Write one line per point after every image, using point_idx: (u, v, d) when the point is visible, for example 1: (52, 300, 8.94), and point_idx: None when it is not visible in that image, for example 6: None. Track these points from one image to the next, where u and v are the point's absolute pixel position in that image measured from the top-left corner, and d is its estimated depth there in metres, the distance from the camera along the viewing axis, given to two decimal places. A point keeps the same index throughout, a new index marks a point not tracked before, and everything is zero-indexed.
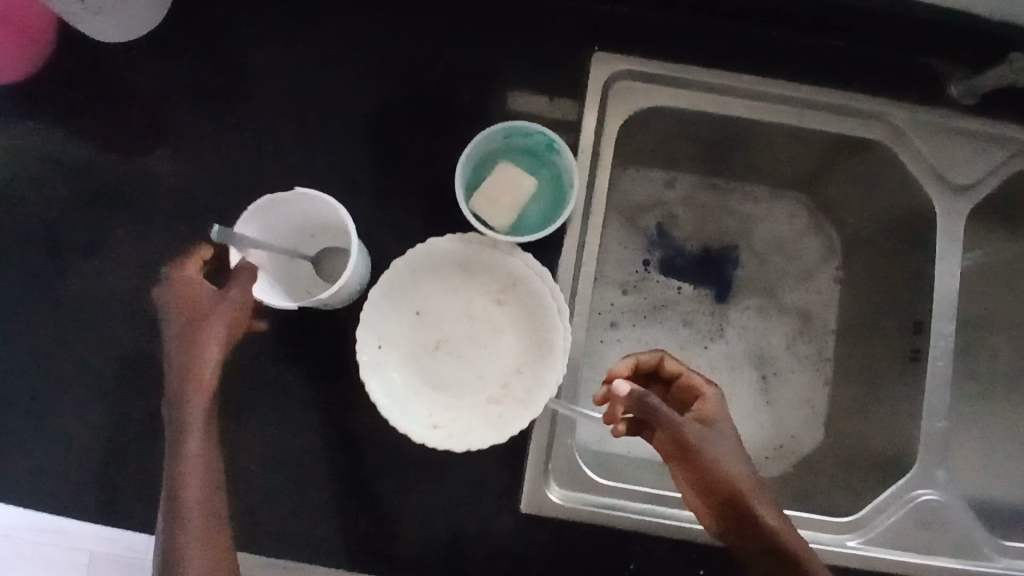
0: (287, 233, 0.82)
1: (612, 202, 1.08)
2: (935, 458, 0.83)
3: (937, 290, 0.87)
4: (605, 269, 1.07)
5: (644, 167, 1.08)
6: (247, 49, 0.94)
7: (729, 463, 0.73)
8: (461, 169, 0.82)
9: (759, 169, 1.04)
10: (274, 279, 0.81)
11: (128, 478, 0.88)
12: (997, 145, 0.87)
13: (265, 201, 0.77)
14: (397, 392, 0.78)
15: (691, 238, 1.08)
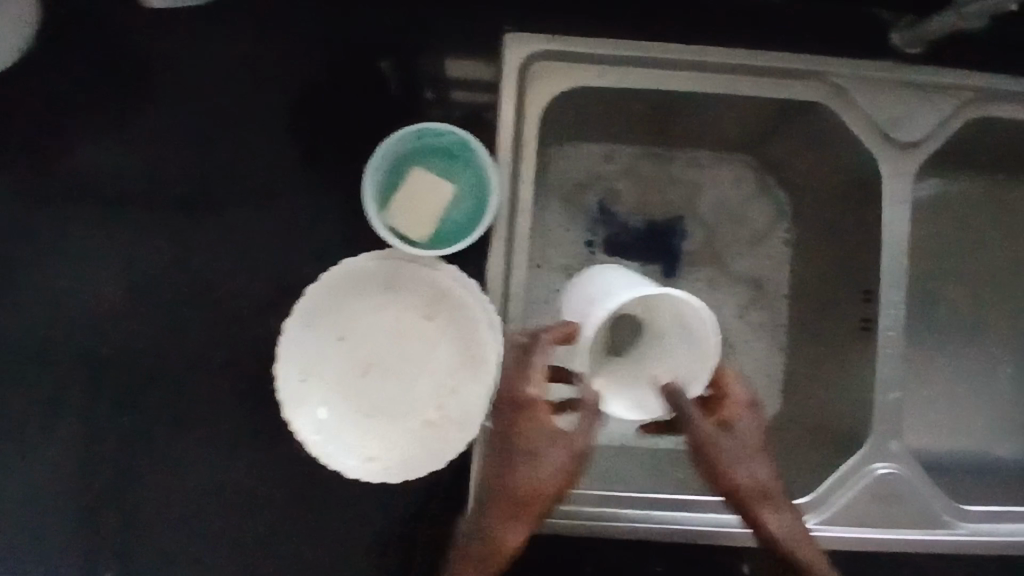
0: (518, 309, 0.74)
1: (548, 181, 1.03)
2: (889, 430, 0.81)
3: (887, 255, 0.82)
4: (546, 256, 1.02)
5: (581, 142, 1.02)
6: (177, 76, 0.98)
7: (749, 471, 0.69)
8: (369, 181, 0.75)
9: (699, 135, 0.98)
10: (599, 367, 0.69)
11: (118, 483, 0.98)
12: (947, 96, 0.81)
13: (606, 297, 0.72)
14: (328, 425, 0.75)
15: (635, 213, 1.04)
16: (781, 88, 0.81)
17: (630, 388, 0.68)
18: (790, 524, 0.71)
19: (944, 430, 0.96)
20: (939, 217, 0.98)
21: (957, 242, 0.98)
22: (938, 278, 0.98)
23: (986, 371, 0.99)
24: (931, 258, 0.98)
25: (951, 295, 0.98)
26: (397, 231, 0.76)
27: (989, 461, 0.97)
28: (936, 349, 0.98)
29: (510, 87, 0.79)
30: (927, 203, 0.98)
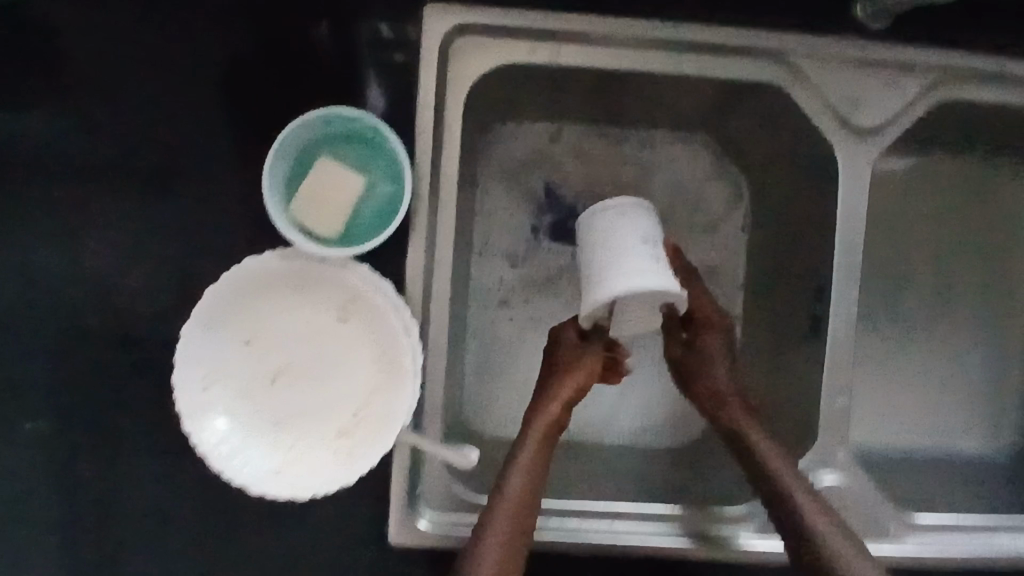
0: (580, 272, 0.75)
1: (489, 162, 0.95)
2: (835, 438, 0.77)
3: (840, 253, 0.76)
4: (490, 241, 0.97)
5: (525, 120, 0.94)
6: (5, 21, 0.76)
7: (716, 375, 0.80)
8: (269, 172, 0.67)
9: (651, 113, 0.90)
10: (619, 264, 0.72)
11: None
12: (911, 76, 0.74)
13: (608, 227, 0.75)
14: (234, 436, 0.70)
15: (584, 197, 0.96)
16: (733, 67, 0.73)
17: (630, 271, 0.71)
18: (801, 489, 0.73)
19: (905, 426, 0.92)
20: (909, 201, 0.91)
21: (921, 231, 0.92)
22: (906, 267, 0.92)
23: (955, 363, 0.93)
24: (899, 245, 0.92)
25: (919, 284, 0.92)
26: (301, 227, 0.69)
27: (954, 458, 0.92)
28: (900, 342, 0.92)
29: (430, 66, 0.72)
30: (897, 186, 0.91)
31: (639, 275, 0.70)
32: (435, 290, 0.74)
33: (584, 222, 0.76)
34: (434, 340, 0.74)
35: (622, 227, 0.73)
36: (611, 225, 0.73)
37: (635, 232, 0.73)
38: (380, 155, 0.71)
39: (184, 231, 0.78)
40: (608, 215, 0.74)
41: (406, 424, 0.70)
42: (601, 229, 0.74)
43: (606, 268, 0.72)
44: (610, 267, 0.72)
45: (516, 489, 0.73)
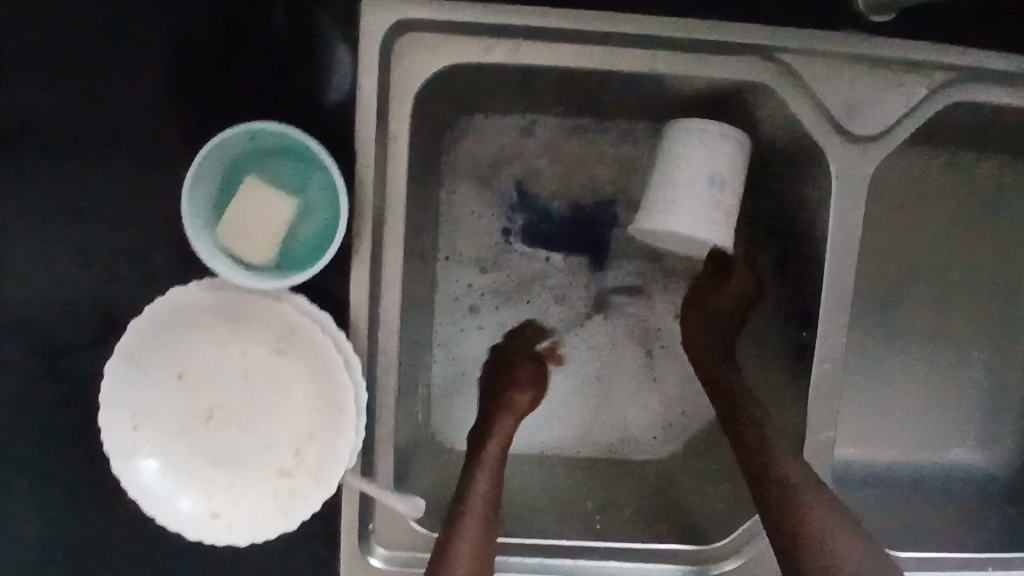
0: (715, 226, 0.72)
1: (457, 159, 0.87)
2: (820, 473, 0.70)
3: (834, 273, 0.68)
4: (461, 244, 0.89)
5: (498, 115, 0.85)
6: None
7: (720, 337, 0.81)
8: (189, 194, 0.60)
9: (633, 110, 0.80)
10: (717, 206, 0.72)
11: None
12: (915, 77, 0.66)
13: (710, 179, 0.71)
14: (167, 477, 0.66)
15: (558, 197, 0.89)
16: (716, 67, 0.65)
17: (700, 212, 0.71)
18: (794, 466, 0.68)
19: (891, 443, 0.86)
20: (911, 205, 0.84)
21: (921, 239, 0.84)
22: (903, 275, 0.85)
23: (949, 377, 0.87)
24: (896, 252, 0.85)
25: (916, 295, 0.86)
26: (230, 256, 0.62)
27: (943, 477, 0.86)
28: (891, 356, 0.86)
29: (371, 68, 0.63)
30: (897, 190, 0.83)
31: (695, 216, 0.70)
32: (381, 319, 0.68)
33: (675, 139, 0.71)
34: (383, 369, 0.68)
35: (720, 160, 0.70)
36: (703, 153, 0.70)
37: (704, 167, 0.70)
38: (314, 173, 0.65)
39: (108, 251, 0.71)
40: (708, 144, 0.70)
41: (351, 464, 0.65)
42: (694, 158, 0.70)
43: (684, 201, 0.70)
44: (684, 205, 0.70)
45: (493, 459, 0.72)
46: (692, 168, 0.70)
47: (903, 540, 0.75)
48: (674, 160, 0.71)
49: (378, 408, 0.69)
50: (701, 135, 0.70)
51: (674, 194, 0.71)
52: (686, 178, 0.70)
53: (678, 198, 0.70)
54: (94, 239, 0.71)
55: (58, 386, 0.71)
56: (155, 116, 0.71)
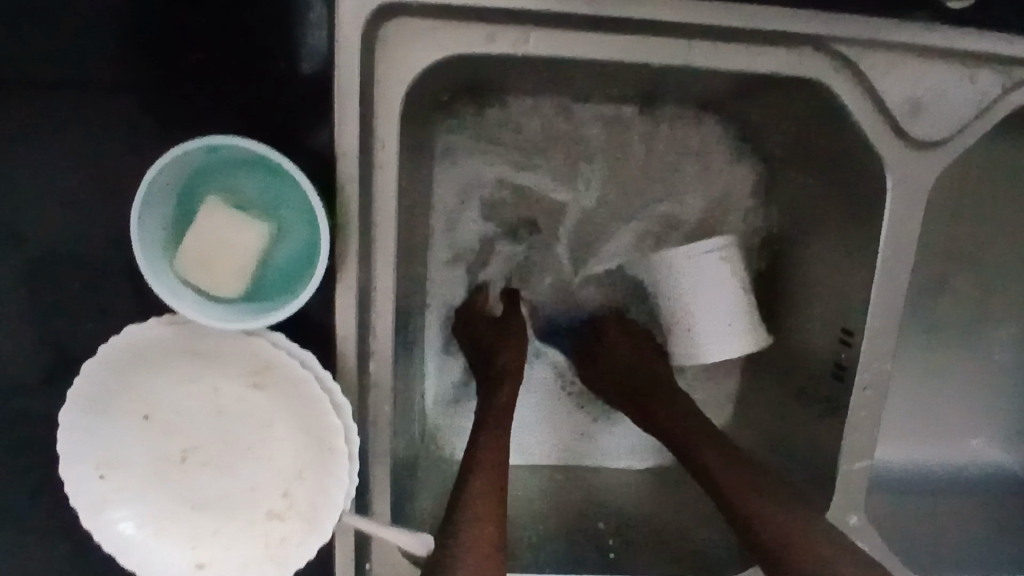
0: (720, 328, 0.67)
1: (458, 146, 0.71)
2: (854, 504, 0.64)
3: (882, 291, 0.60)
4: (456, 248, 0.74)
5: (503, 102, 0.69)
6: None
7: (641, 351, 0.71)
8: (137, 225, 0.51)
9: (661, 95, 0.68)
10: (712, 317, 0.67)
11: None
12: (989, 70, 0.57)
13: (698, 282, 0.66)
14: (144, 526, 0.60)
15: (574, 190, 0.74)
16: (755, 59, 0.56)
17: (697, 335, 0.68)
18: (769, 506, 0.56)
19: (916, 448, 0.81)
20: (959, 199, 0.75)
21: (969, 235, 0.77)
22: (943, 270, 0.78)
23: (983, 376, 0.81)
24: (937, 246, 0.77)
25: (957, 292, 0.78)
26: (194, 293, 0.53)
27: (972, 479, 0.81)
28: (924, 357, 0.80)
29: (353, 64, 0.52)
30: (946, 182, 0.75)
31: (731, 334, 0.67)
32: (375, 348, 0.60)
33: (671, 265, 0.67)
34: (376, 405, 0.61)
35: (723, 274, 0.66)
36: (710, 274, 0.66)
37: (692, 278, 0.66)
38: (288, 190, 0.56)
39: (55, 272, 0.62)
40: (710, 262, 0.65)
41: (347, 505, 0.58)
42: (699, 281, 0.66)
43: (709, 325, 0.67)
44: (714, 327, 0.67)
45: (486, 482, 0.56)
46: (701, 291, 0.66)
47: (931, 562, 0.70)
48: (684, 288, 0.67)
49: (372, 446, 0.62)
50: (700, 256, 0.66)
51: (698, 321, 0.67)
52: (701, 303, 0.66)
53: (705, 323, 0.67)
54: (35, 265, 0.62)
55: (12, 428, 0.64)
56: (94, 120, 0.60)
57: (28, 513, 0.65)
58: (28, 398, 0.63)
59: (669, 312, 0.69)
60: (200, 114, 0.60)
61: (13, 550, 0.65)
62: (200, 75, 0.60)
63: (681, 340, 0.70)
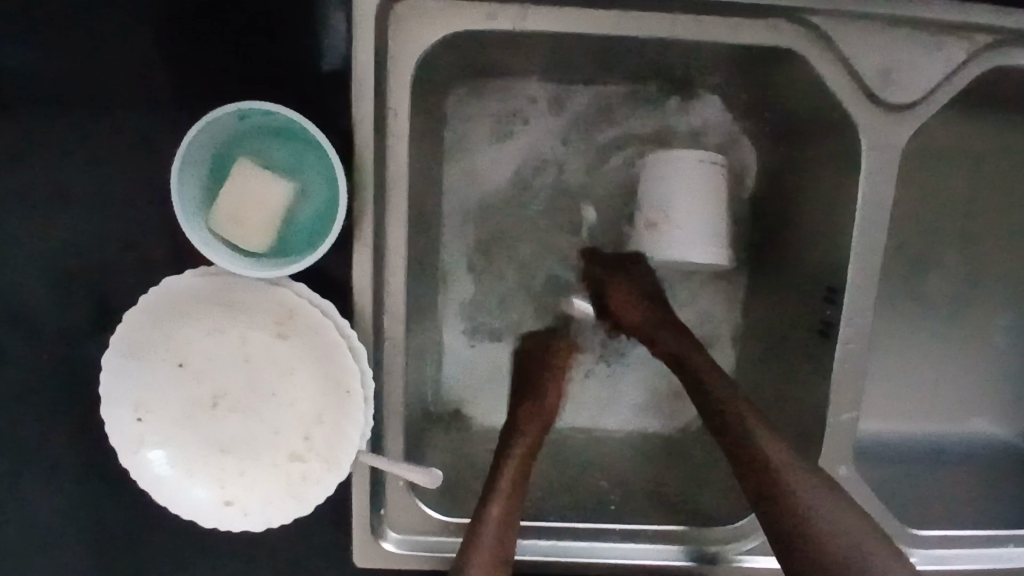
0: (700, 227, 0.68)
1: (466, 122, 0.76)
2: (841, 453, 0.68)
3: (862, 248, 0.64)
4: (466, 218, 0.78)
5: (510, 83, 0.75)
6: None
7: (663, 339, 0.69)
8: (177, 178, 0.57)
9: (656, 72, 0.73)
10: (696, 215, 0.68)
11: None
12: (956, 39, 0.62)
13: (693, 184, 0.68)
14: (177, 466, 0.64)
15: (576, 165, 0.79)
16: (738, 31, 0.61)
17: (676, 225, 0.68)
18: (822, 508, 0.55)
19: (910, 416, 0.84)
20: (944, 173, 0.79)
21: (954, 208, 0.80)
22: (932, 241, 0.81)
23: (972, 346, 0.83)
24: (924, 218, 0.80)
25: (944, 262, 0.82)
26: (225, 245, 0.59)
27: (962, 447, 0.84)
28: (914, 326, 0.82)
29: (370, 38, 0.58)
30: (931, 157, 0.78)
31: (703, 243, 0.68)
32: (388, 301, 0.65)
33: (669, 164, 0.69)
34: (389, 356, 0.66)
35: (709, 184, 0.68)
36: (700, 180, 0.68)
37: (689, 178, 0.68)
38: (310, 154, 0.62)
39: (97, 235, 0.68)
40: (703, 169, 0.68)
41: (363, 446, 0.63)
42: (690, 183, 0.68)
43: (687, 222, 0.68)
44: (692, 225, 0.68)
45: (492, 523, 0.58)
46: (687, 194, 0.68)
47: (922, 518, 0.73)
48: (672, 186, 0.69)
49: (385, 394, 0.67)
50: (698, 164, 0.68)
51: (680, 216, 0.68)
52: (687, 200, 0.68)
53: (684, 222, 0.68)
54: (82, 226, 0.68)
55: (57, 379, 0.70)
56: (136, 93, 0.66)
57: (70, 456, 0.71)
58: (74, 349, 0.69)
59: (649, 208, 0.70)
60: (230, 82, 0.66)
61: (57, 491, 0.71)
62: (227, 50, 0.65)
63: (652, 234, 0.70)
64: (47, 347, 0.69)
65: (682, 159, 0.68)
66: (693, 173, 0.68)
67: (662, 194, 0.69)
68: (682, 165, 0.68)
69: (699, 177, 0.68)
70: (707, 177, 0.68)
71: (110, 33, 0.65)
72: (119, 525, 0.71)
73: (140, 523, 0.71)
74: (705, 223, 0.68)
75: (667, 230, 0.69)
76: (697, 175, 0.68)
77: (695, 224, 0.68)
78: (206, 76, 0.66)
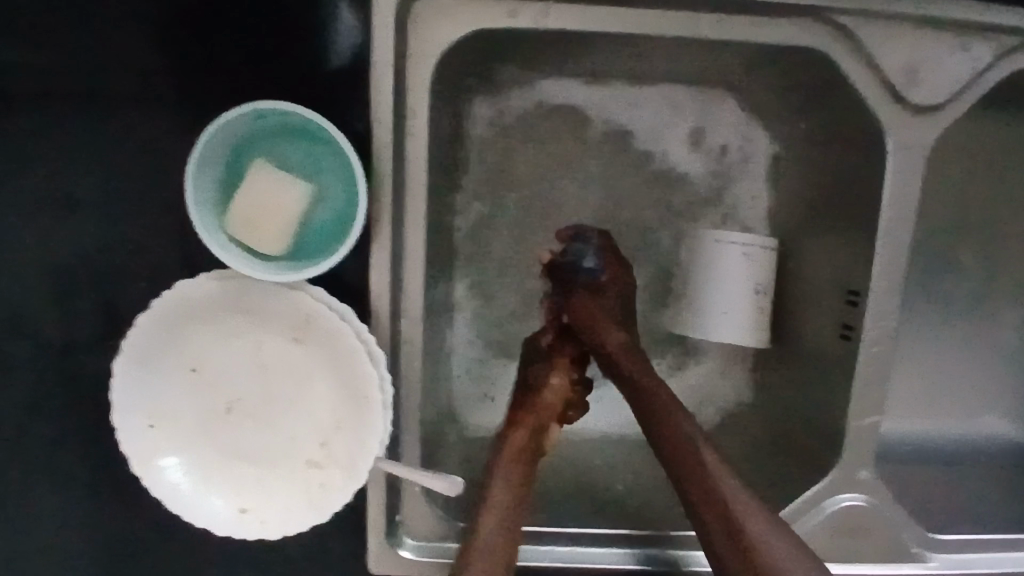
0: (743, 312, 0.70)
1: (481, 122, 0.74)
2: (863, 458, 0.67)
3: (885, 251, 0.64)
4: (478, 220, 0.77)
5: (525, 82, 0.73)
6: None
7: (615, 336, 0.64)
8: (192, 180, 0.56)
9: (675, 71, 0.72)
10: (744, 304, 0.70)
11: None
12: (982, 39, 0.61)
13: (744, 268, 0.70)
14: (191, 474, 0.63)
15: (591, 168, 0.77)
16: (761, 30, 0.60)
17: (722, 310, 0.70)
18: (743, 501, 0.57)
19: (930, 422, 0.83)
20: (968, 175, 0.78)
21: (974, 207, 0.79)
22: (951, 244, 0.80)
23: (992, 349, 0.83)
24: (943, 221, 0.79)
25: (963, 265, 0.81)
26: (240, 248, 0.58)
27: (982, 449, 0.83)
28: (932, 330, 0.81)
29: (389, 38, 0.57)
30: (954, 159, 0.77)
31: (743, 325, 0.71)
32: (406, 306, 0.64)
33: (717, 244, 0.70)
34: (407, 361, 0.65)
35: (749, 268, 0.70)
36: (742, 263, 0.70)
37: (741, 264, 0.70)
38: (326, 154, 0.61)
39: (105, 238, 0.66)
40: (751, 253, 0.70)
41: (381, 453, 0.62)
42: (731, 268, 0.70)
43: (731, 308, 0.70)
44: (735, 311, 0.70)
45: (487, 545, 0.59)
46: (728, 279, 0.70)
47: (944, 523, 0.72)
48: (720, 262, 0.70)
49: (402, 400, 0.65)
50: (741, 247, 0.70)
51: (723, 297, 0.70)
52: (731, 285, 0.70)
53: (724, 300, 0.70)
54: (90, 229, 0.66)
55: (64, 383, 0.68)
56: (145, 90, 0.64)
57: (78, 463, 0.69)
58: (85, 355, 0.68)
59: (695, 273, 0.72)
60: (243, 83, 0.64)
61: (67, 502, 0.70)
62: (241, 48, 0.64)
63: (689, 311, 0.73)
64: (55, 352, 0.68)
65: (746, 240, 0.70)
66: (740, 259, 0.70)
67: (704, 263, 0.71)
68: (732, 249, 0.70)
69: (747, 265, 0.70)
70: (755, 264, 0.70)
71: (118, 28, 0.63)
72: (130, 534, 0.70)
73: (153, 531, 0.70)
74: (747, 312, 0.71)
75: (711, 307, 0.71)
76: (746, 263, 0.70)
77: (741, 312, 0.70)
78: (218, 74, 0.64)
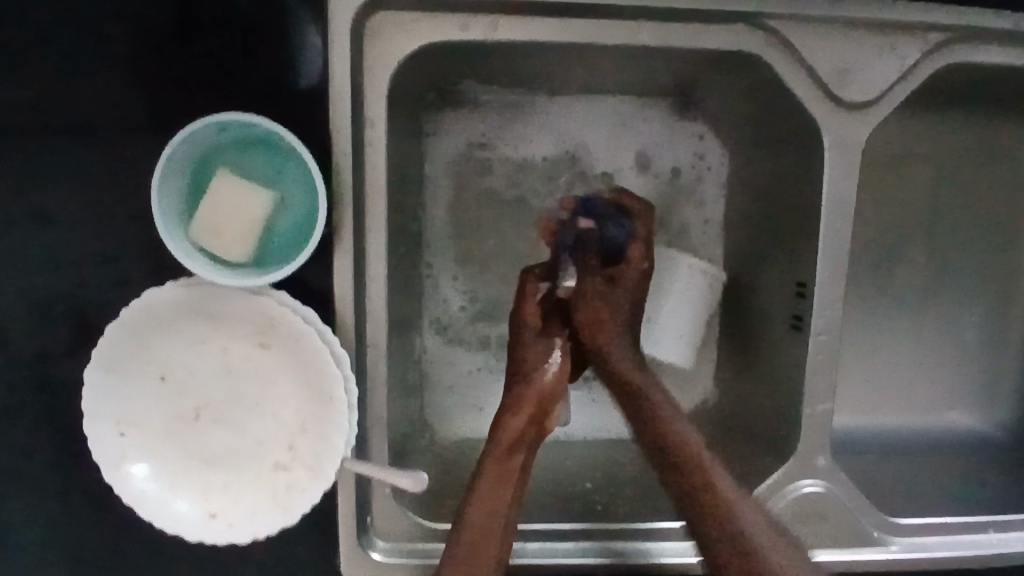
0: (682, 332, 0.77)
1: (442, 131, 0.77)
2: (820, 445, 0.69)
3: (828, 243, 0.66)
4: (442, 227, 0.79)
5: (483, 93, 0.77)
6: None
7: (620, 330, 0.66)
8: (158, 190, 0.58)
9: (625, 79, 0.75)
10: (685, 326, 0.77)
11: None
12: (908, 39, 0.65)
13: (691, 292, 0.76)
14: (162, 482, 0.64)
15: (550, 173, 0.80)
16: (700, 37, 0.63)
17: (663, 329, 0.76)
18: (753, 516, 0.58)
19: (887, 413, 0.85)
20: (911, 171, 0.81)
21: (919, 201, 0.82)
22: (900, 237, 0.83)
23: (944, 340, 0.85)
24: (890, 216, 0.83)
25: (912, 258, 0.84)
26: (206, 255, 0.60)
27: (941, 441, 0.85)
28: (886, 322, 0.84)
29: (344, 51, 0.59)
30: (897, 157, 0.81)
31: (679, 345, 0.77)
32: (367, 309, 0.66)
33: (671, 267, 0.76)
34: (372, 363, 0.66)
35: (698, 293, 0.76)
36: (692, 288, 0.76)
37: (690, 288, 0.76)
38: (288, 163, 0.63)
39: (75, 251, 0.68)
40: (700, 280, 0.76)
41: (347, 453, 0.63)
42: (681, 290, 0.76)
43: (673, 328, 0.76)
44: (675, 331, 0.76)
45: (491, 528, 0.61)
46: (678, 301, 0.76)
47: (902, 509, 0.74)
48: (671, 284, 0.76)
49: (368, 401, 0.67)
50: (694, 274, 0.76)
51: (666, 317, 0.76)
52: (677, 306, 0.76)
53: (667, 320, 0.76)
54: (60, 242, 0.68)
55: (36, 394, 0.69)
56: (112, 107, 0.67)
57: (49, 474, 0.70)
58: (56, 366, 0.69)
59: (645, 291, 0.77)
60: (206, 95, 0.66)
61: (43, 515, 0.70)
62: (204, 62, 0.66)
63: None
64: (26, 364, 0.69)
65: (699, 268, 0.75)
66: (689, 284, 0.76)
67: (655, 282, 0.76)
68: (685, 275, 0.75)
69: (695, 290, 0.76)
70: (700, 290, 0.76)
71: (85, 48, 0.66)
72: (102, 544, 0.71)
73: (125, 539, 0.71)
74: (687, 334, 0.77)
75: (655, 325, 0.76)
76: (694, 287, 0.76)
77: (680, 332, 0.77)
78: (182, 88, 0.66)
